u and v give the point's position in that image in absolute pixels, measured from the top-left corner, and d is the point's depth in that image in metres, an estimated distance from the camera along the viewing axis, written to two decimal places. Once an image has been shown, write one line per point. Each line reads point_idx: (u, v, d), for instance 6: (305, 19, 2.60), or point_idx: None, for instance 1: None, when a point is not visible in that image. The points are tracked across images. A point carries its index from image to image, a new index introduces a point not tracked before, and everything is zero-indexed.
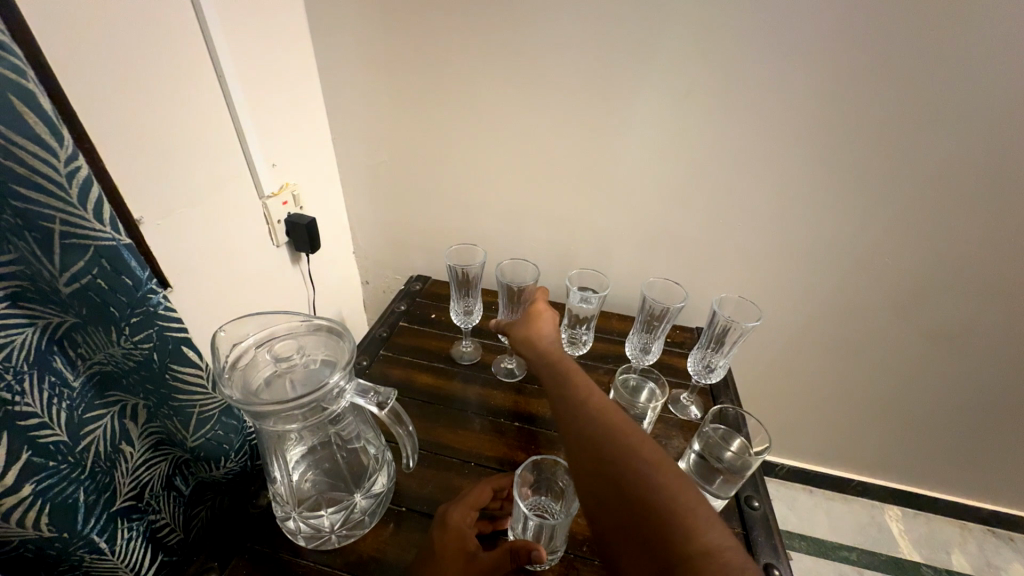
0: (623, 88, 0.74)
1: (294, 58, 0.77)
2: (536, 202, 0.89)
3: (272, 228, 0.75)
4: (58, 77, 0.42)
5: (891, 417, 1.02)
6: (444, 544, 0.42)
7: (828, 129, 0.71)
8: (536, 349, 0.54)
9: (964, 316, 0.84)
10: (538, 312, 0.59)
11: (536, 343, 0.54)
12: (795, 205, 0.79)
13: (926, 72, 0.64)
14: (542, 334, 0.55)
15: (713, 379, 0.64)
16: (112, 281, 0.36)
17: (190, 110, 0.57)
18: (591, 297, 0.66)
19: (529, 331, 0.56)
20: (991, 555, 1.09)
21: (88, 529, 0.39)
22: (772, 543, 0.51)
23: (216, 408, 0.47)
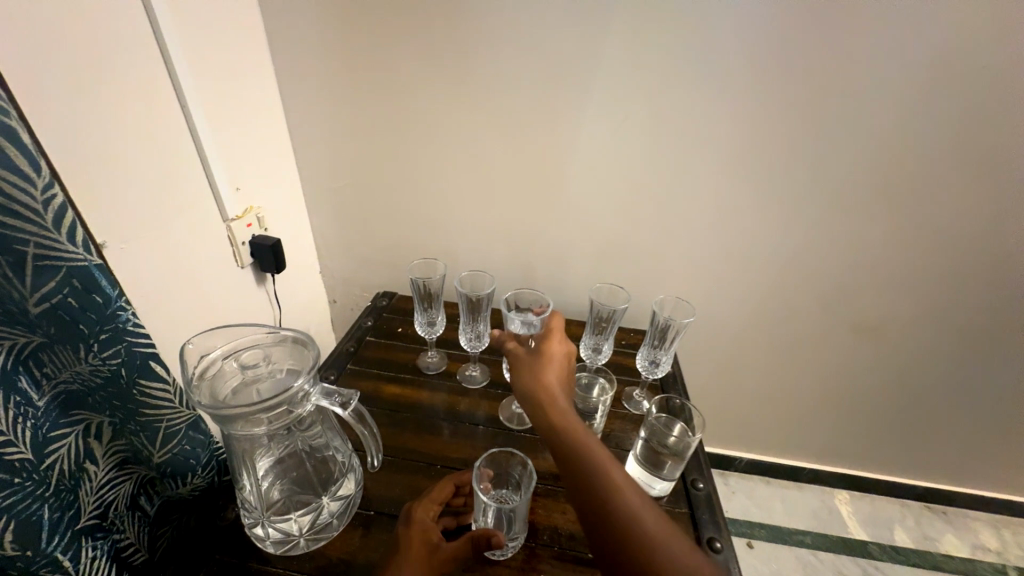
0: (568, 112, 0.82)
1: (258, 88, 0.81)
2: (496, 218, 0.95)
3: (237, 250, 0.77)
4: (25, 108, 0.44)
5: (829, 404, 1.11)
6: (411, 539, 0.45)
7: (748, 146, 0.80)
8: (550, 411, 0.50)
9: (879, 308, 0.94)
10: (551, 362, 0.55)
11: (551, 395, 0.51)
12: (727, 214, 0.88)
13: (820, 97, 0.75)
14: (557, 396, 0.52)
15: (659, 374, 0.69)
16: (82, 300, 0.38)
17: (156, 138, 0.60)
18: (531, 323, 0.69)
19: (544, 388, 0.52)
20: (928, 529, 1.19)
21: (52, 548, 0.40)
22: (715, 519, 0.56)
23: (183, 422, 0.49)
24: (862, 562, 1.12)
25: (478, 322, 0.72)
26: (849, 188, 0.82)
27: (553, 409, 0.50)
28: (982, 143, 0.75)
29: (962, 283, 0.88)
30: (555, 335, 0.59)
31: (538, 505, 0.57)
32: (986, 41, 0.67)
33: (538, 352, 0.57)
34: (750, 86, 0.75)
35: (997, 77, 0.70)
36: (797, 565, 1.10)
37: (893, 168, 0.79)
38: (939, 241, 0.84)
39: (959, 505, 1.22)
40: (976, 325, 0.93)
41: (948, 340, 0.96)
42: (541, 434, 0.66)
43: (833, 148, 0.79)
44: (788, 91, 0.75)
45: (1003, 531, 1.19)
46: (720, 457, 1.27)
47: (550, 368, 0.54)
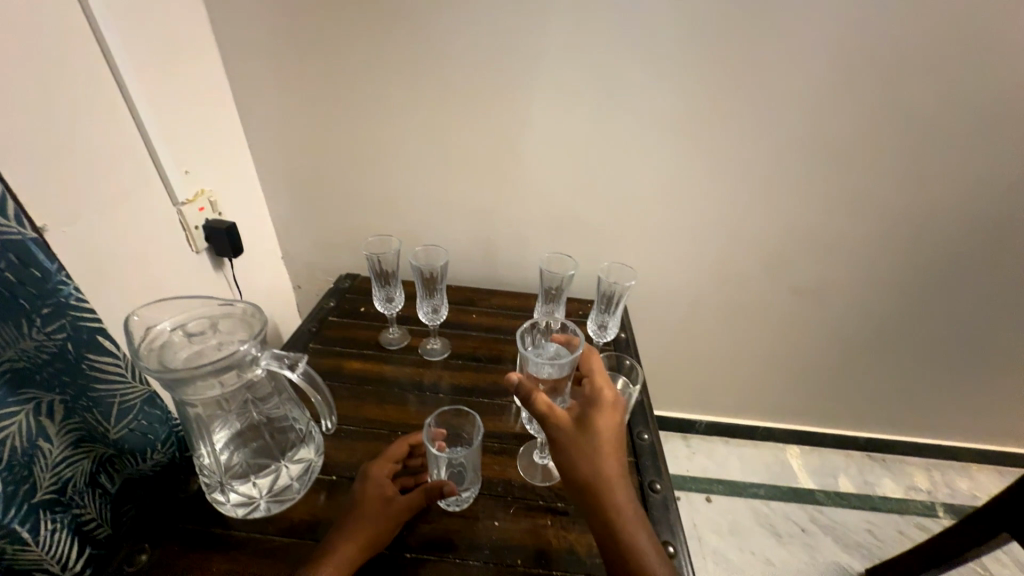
0: (518, 90, 0.84)
1: (204, 69, 0.80)
2: (455, 198, 0.97)
3: (190, 234, 0.76)
4: None
5: (777, 364, 1.19)
6: (368, 493, 0.48)
7: (689, 119, 0.85)
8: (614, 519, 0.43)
9: (816, 271, 1.01)
10: (607, 447, 0.45)
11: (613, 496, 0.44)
12: (674, 186, 0.92)
13: (752, 71, 0.79)
14: (620, 496, 0.44)
15: (608, 337, 0.74)
16: (19, 274, 0.39)
17: (96, 119, 0.59)
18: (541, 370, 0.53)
19: (607, 491, 0.44)
20: (868, 475, 1.29)
21: (9, 519, 0.41)
22: (657, 465, 0.61)
23: (138, 397, 0.50)
24: (810, 507, 1.21)
25: (434, 295, 0.75)
26: (783, 158, 0.88)
27: (615, 514, 0.43)
28: (895, 112, 0.81)
29: (887, 244, 0.96)
30: (607, 405, 0.47)
31: (494, 461, 0.60)
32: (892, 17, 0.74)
33: (591, 433, 0.46)
34: (687, 61, 0.79)
35: (904, 50, 0.76)
36: (751, 515, 1.19)
37: (820, 138, 0.85)
38: (863, 206, 0.92)
39: (895, 451, 1.33)
40: (902, 283, 1.01)
41: (879, 299, 1.04)
42: (499, 398, 0.70)
43: (767, 119, 0.84)
44: (723, 65, 0.79)
45: (934, 473, 1.31)
46: (681, 421, 1.35)
47: (600, 445, 0.45)
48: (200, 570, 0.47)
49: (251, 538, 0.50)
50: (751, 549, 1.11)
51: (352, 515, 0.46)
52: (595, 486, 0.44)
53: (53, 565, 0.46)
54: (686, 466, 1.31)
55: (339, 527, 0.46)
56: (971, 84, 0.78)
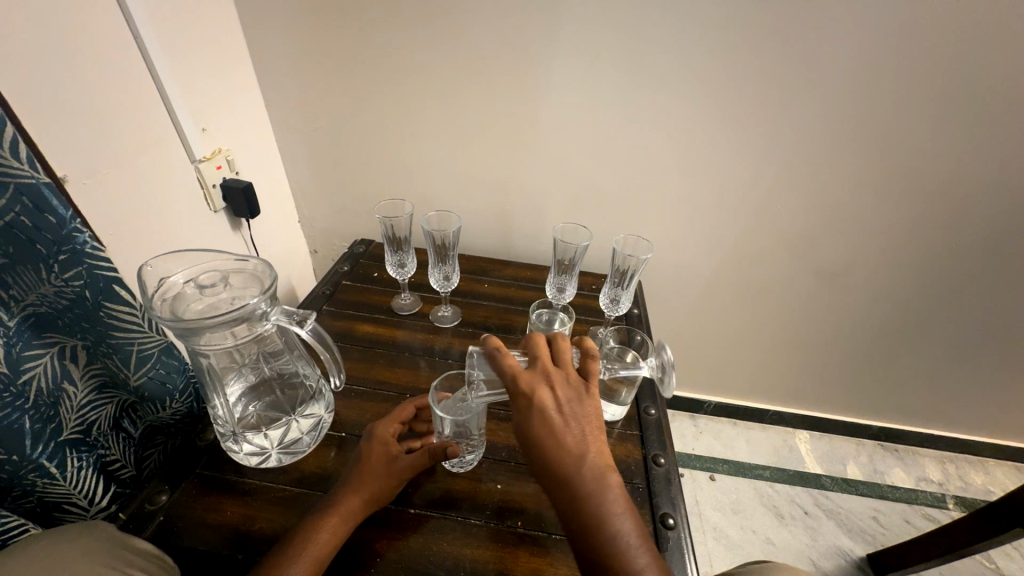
0: (541, 49, 0.79)
1: (218, 20, 0.77)
2: (471, 164, 0.94)
3: (207, 193, 0.77)
4: None
5: (794, 348, 1.16)
6: (373, 453, 0.48)
7: (722, 86, 0.79)
8: (560, 484, 0.43)
9: (845, 254, 0.96)
10: (545, 418, 0.44)
11: (556, 465, 0.43)
12: (701, 159, 0.88)
13: (794, 34, 0.73)
14: (567, 466, 0.43)
15: (620, 311, 0.72)
16: (35, 219, 0.39)
17: (112, 72, 0.58)
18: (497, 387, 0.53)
19: (549, 461, 0.43)
20: (878, 464, 1.28)
21: (37, 454, 0.43)
22: (661, 439, 0.61)
23: (155, 347, 0.51)
24: (815, 492, 1.21)
25: (446, 262, 0.74)
26: (821, 131, 0.82)
27: (560, 482, 0.43)
28: (953, 83, 0.74)
29: (925, 229, 0.91)
30: (543, 378, 0.45)
31: (500, 427, 0.61)
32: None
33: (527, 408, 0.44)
34: (723, 23, 0.73)
35: (973, 11, 0.68)
36: (755, 495, 1.19)
37: (863, 110, 0.79)
38: (904, 187, 0.86)
39: (909, 442, 1.31)
40: (936, 270, 0.96)
41: (909, 286, 1.00)
42: None
43: (807, 88, 0.78)
44: (764, 26, 0.73)
45: (947, 465, 1.29)
46: (690, 401, 1.34)
47: (555, 426, 0.44)
48: (215, 513, 0.49)
49: (263, 486, 0.52)
50: (752, 528, 1.12)
51: (358, 472, 0.47)
52: (550, 464, 0.43)
53: (80, 500, 0.49)
54: (692, 444, 1.31)
55: (343, 480, 0.47)
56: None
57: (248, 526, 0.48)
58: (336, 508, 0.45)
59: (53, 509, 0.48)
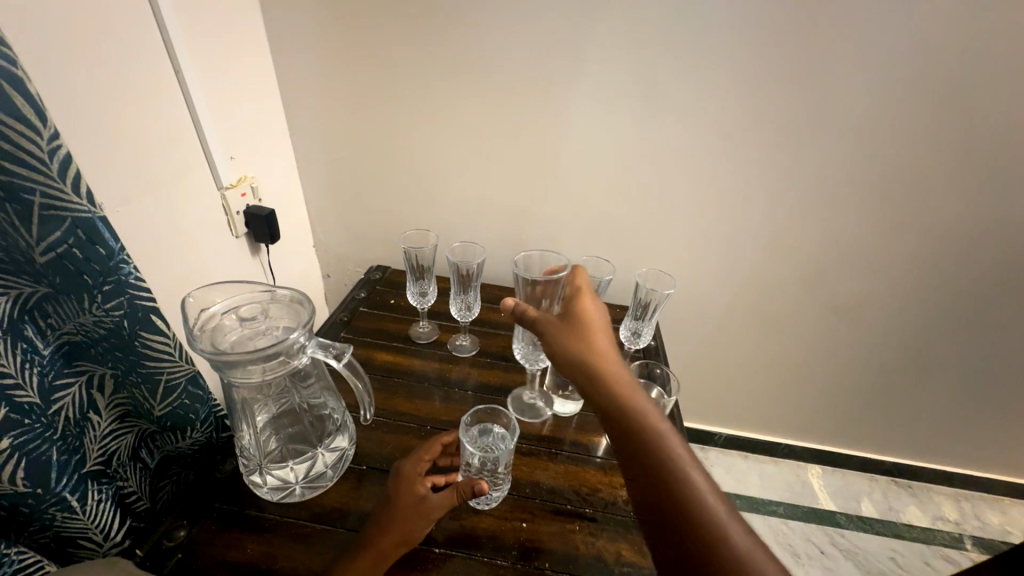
0: (561, 88, 0.83)
1: (253, 55, 0.80)
2: (489, 195, 0.96)
3: (231, 219, 0.78)
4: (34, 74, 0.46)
5: (806, 381, 1.16)
6: (403, 493, 0.47)
7: (735, 127, 0.83)
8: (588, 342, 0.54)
9: (855, 288, 0.98)
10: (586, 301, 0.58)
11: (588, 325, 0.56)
12: (714, 195, 0.90)
13: (801, 81, 0.77)
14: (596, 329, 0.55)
15: (641, 344, 0.73)
16: (86, 251, 0.39)
17: (157, 105, 0.61)
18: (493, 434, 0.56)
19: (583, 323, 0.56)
20: (893, 501, 1.25)
21: (61, 487, 0.42)
22: None
23: (183, 377, 0.51)
24: (831, 530, 1.18)
25: (468, 293, 0.75)
26: (830, 170, 0.85)
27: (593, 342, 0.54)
28: (954, 128, 0.78)
29: (933, 264, 0.92)
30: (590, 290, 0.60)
31: (523, 462, 0.60)
32: (959, 27, 0.71)
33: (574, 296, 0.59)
34: (735, 68, 0.78)
35: (969, 64, 0.73)
36: (769, 533, 1.16)
37: (870, 152, 0.82)
38: (911, 225, 0.88)
39: (923, 479, 1.29)
40: (945, 306, 0.98)
41: (919, 320, 1.01)
42: (528, 399, 0.70)
43: (815, 130, 0.81)
44: (774, 72, 0.77)
45: (963, 504, 1.26)
46: (701, 433, 1.33)
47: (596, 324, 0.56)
48: (235, 550, 0.48)
49: (284, 522, 0.50)
50: None
51: (386, 516, 0.46)
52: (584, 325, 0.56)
53: (96, 535, 0.47)
54: None
55: (372, 523, 0.46)
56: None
57: (269, 565, 0.46)
58: (364, 555, 0.44)
59: (68, 545, 0.46)
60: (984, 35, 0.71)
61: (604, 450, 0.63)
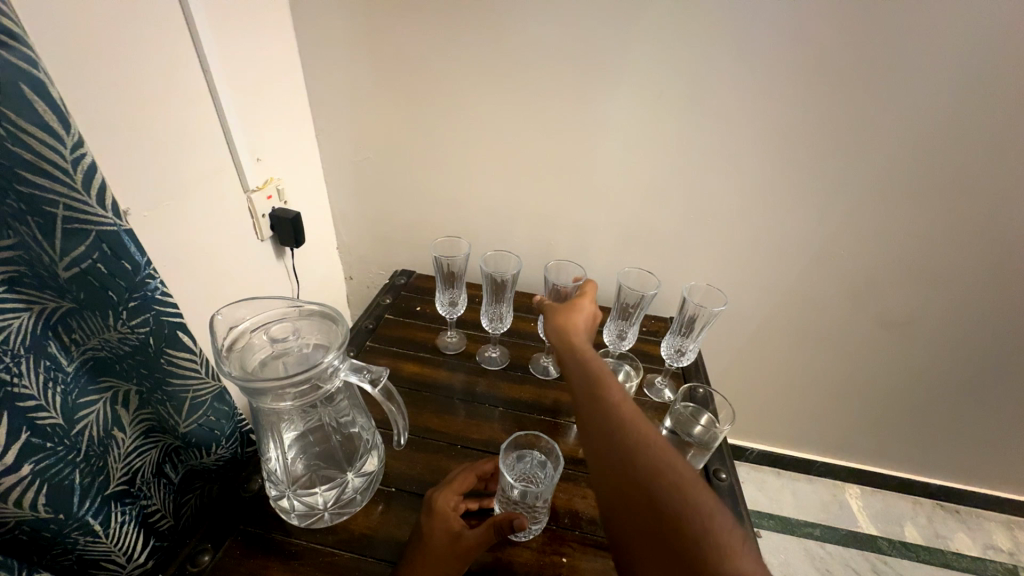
0: (600, 87, 0.78)
1: (280, 54, 0.78)
2: (518, 198, 0.92)
3: (257, 222, 0.76)
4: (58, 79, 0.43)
5: (849, 397, 1.09)
6: (435, 531, 0.44)
7: (788, 129, 0.76)
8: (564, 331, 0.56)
9: (910, 303, 0.91)
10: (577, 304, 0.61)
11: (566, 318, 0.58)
12: (759, 201, 0.85)
13: (866, 80, 0.71)
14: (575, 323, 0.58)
15: (685, 362, 0.68)
16: (111, 266, 0.37)
17: (182, 107, 0.58)
18: (534, 464, 0.53)
19: (564, 318, 0.58)
20: (939, 527, 1.18)
21: (83, 512, 0.40)
22: (736, 510, 0.55)
23: (209, 394, 0.48)
24: (872, 556, 1.11)
25: (500, 303, 0.71)
26: (892, 176, 0.78)
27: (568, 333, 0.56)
28: None
29: (1000, 279, 0.85)
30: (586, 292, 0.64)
31: (560, 489, 0.57)
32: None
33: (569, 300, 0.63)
34: (790, 66, 0.71)
35: None
36: (805, 556, 1.11)
37: (940, 158, 0.75)
38: (980, 236, 0.81)
39: (973, 504, 1.21)
40: (1011, 324, 0.90)
41: (979, 338, 0.93)
42: (562, 418, 0.66)
43: (877, 133, 0.75)
44: (837, 70, 0.71)
45: (1016, 532, 1.19)
46: (731, 448, 1.27)
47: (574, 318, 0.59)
48: None
49: (311, 549, 0.48)
50: None
51: (419, 556, 0.43)
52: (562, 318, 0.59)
53: (119, 557, 0.45)
54: None
55: (405, 563, 0.43)
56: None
57: None
58: None
59: (90, 566, 0.44)
60: None
61: None
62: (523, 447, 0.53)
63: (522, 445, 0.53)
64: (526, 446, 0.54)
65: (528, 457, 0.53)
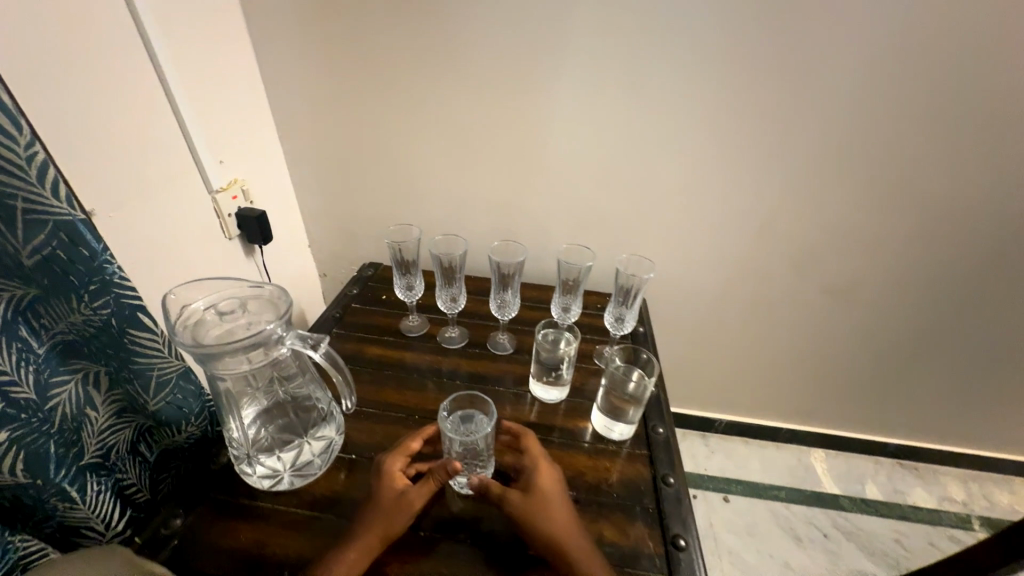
0: (542, 79, 0.83)
1: (240, 62, 0.83)
2: (476, 189, 0.97)
3: (224, 221, 0.80)
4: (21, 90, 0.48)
5: (803, 363, 1.15)
6: (384, 492, 0.49)
7: (718, 110, 0.82)
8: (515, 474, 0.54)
9: (848, 269, 0.97)
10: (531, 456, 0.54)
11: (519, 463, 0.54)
12: (699, 180, 0.90)
13: (782, 60, 0.77)
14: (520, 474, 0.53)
15: (626, 330, 0.74)
16: (70, 252, 0.41)
17: (142, 113, 0.63)
18: (476, 419, 0.57)
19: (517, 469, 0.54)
20: (897, 483, 1.24)
21: (59, 479, 0.45)
22: (670, 458, 0.61)
23: (174, 372, 0.53)
24: (834, 513, 1.18)
25: (454, 285, 0.77)
26: (816, 150, 0.84)
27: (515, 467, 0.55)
28: (944, 100, 0.76)
29: (927, 243, 0.91)
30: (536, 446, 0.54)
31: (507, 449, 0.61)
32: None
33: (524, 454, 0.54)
34: (712, 50, 0.77)
35: (959, 33, 0.71)
36: (770, 517, 1.16)
37: (856, 129, 0.81)
38: (902, 202, 0.87)
39: (929, 460, 1.28)
40: (940, 284, 0.97)
41: (915, 299, 0.99)
42: (517, 388, 0.71)
43: (797, 109, 0.81)
44: (756, 52, 0.76)
45: (971, 485, 1.25)
46: (700, 420, 1.33)
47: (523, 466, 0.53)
48: (229, 536, 0.50)
49: (276, 510, 0.52)
50: (768, 552, 1.09)
51: (372, 508, 0.48)
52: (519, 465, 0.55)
53: (97, 525, 0.49)
54: (703, 464, 1.29)
55: (358, 518, 0.48)
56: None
57: (261, 550, 0.49)
58: (353, 543, 0.46)
59: (71, 534, 0.49)
60: (974, 1, 0.68)
61: (592, 434, 0.64)
62: (467, 405, 0.59)
63: (464, 405, 0.59)
64: (470, 403, 0.59)
65: (469, 415, 0.58)
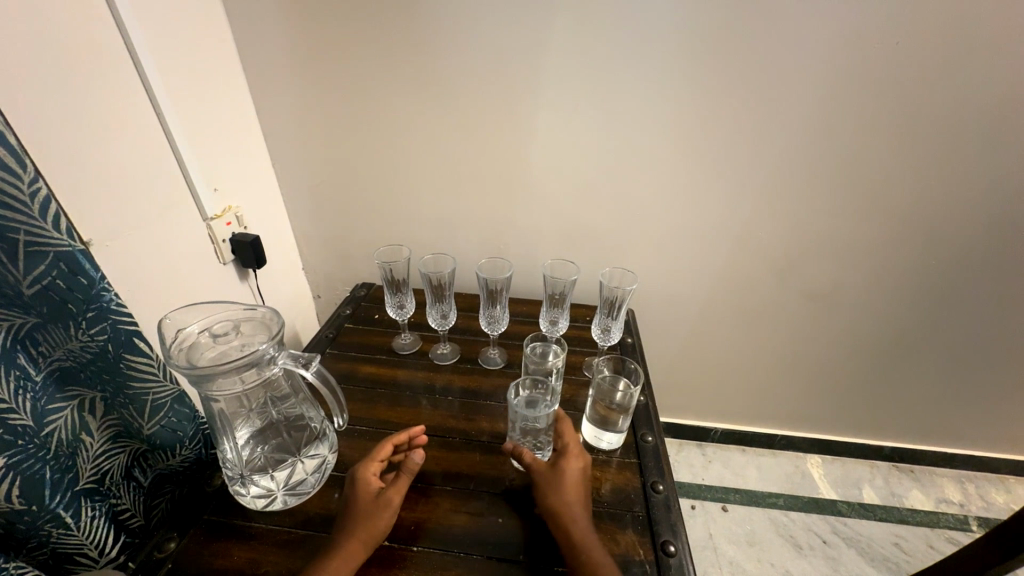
0: (524, 102, 0.86)
1: (231, 93, 0.85)
2: (464, 208, 1.00)
3: (218, 247, 0.82)
4: (22, 131, 0.50)
5: (793, 369, 1.17)
6: (358, 497, 0.51)
7: (696, 127, 0.85)
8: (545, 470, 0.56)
9: (830, 275, 0.99)
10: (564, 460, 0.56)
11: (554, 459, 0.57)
12: (681, 194, 0.93)
13: (756, 79, 0.79)
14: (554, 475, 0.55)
15: (612, 340, 0.76)
16: (69, 281, 0.43)
17: (134, 146, 0.64)
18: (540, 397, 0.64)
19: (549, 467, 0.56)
20: (894, 486, 1.25)
21: (54, 505, 0.45)
22: (659, 466, 0.62)
23: (169, 396, 0.54)
24: (833, 519, 1.18)
25: (444, 302, 0.79)
26: (792, 163, 0.87)
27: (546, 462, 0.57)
28: (913, 113, 0.79)
29: (905, 248, 0.94)
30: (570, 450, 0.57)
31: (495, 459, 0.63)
32: (911, 13, 0.71)
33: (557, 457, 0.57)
34: (688, 70, 0.80)
35: (925, 48, 0.73)
36: (770, 525, 1.16)
37: (831, 142, 0.84)
38: (878, 209, 0.90)
39: (923, 462, 1.29)
40: (920, 288, 0.99)
41: (898, 302, 1.02)
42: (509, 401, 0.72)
43: (773, 125, 0.83)
44: (730, 72, 0.79)
45: (967, 485, 1.26)
46: (696, 429, 1.34)
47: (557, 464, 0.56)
48: (222, 558, 0.50)
49: (269, 530, 0.53)
50: (769, 560, 1.08)
51: (352, 517, 0.50)
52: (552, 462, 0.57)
53: (91, 551, 0.50)
54: (701, 474, 1.29)
55: (338, 526, 0.50)
56: (998, 83, 0.75)
57: (254, 570, 0.49)
58: (336, 553, 0.47)
59: (65, 561, 0.49)
60: (936, 19, 0.71)
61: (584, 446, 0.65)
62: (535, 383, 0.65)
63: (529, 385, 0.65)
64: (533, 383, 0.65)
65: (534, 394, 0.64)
